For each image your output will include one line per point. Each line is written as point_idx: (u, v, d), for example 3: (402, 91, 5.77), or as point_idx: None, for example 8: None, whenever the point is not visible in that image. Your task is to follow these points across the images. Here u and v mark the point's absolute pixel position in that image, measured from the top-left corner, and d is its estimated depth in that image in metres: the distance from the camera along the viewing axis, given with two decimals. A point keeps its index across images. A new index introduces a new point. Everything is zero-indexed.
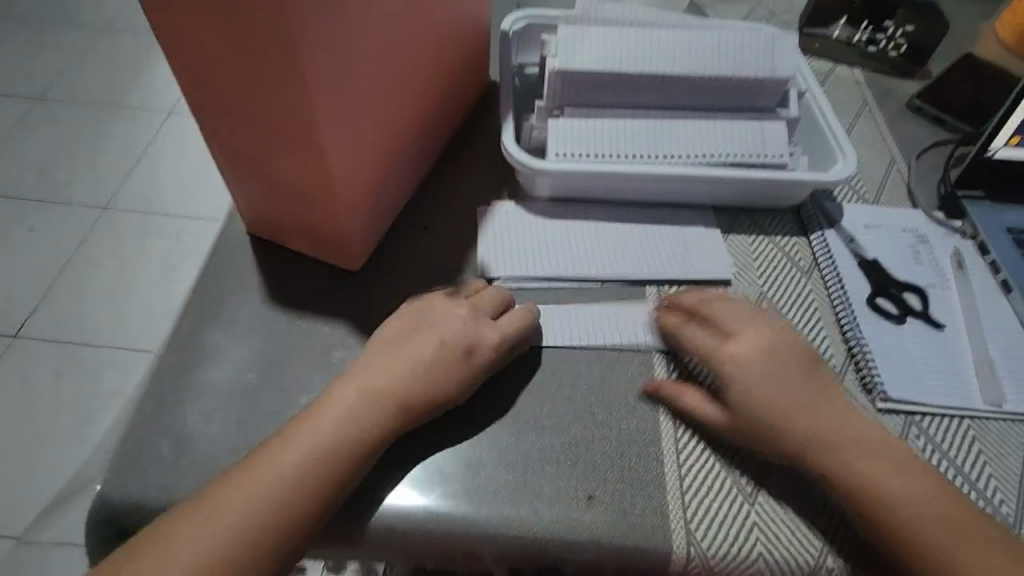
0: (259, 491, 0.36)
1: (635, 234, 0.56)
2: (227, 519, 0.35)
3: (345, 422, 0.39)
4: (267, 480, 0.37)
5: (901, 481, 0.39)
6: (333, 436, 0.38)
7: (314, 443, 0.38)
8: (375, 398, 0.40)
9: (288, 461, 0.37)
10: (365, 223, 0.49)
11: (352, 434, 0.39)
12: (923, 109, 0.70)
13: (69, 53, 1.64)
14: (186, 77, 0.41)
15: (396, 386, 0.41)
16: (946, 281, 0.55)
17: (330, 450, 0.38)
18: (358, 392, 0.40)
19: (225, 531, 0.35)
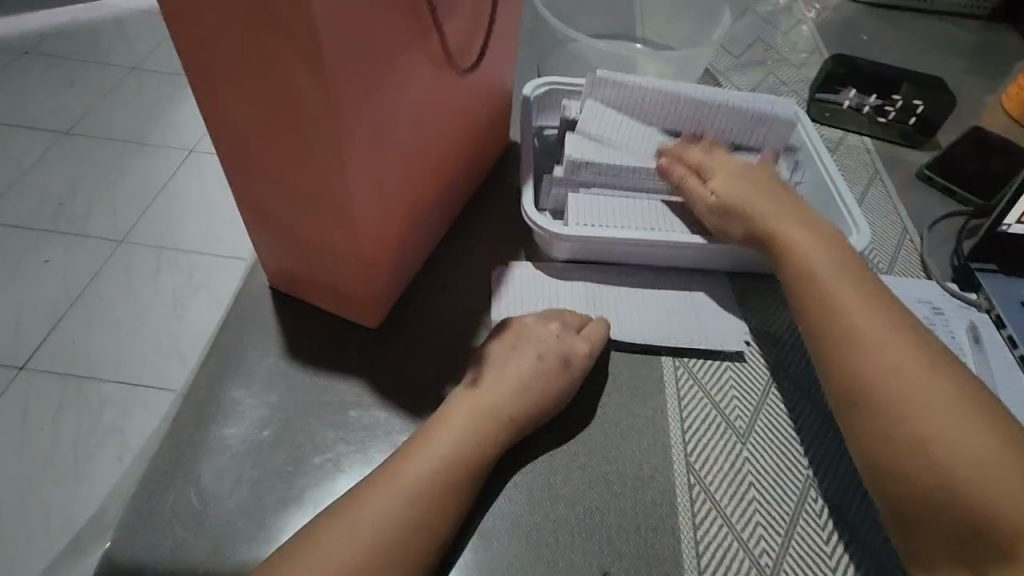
0: (399, 496, 0.38)
1: (652, 298, 0.56)
2: (379, 521, 0.37)
3: (464, 433, 0.41)
4: (402, 489, 0.38)
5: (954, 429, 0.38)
6: (466, 448, 0.41)
7: (448, 446, 0.40)
8: (497, 413, 0.43)
9: (427, 465, 0.39)
10: (385, 284, 0.50)
11: (476, 442, 0.41)
12: (934, 179, 0.72)
13: (97, 91, 1.70)
14: (225, 145, 0.43)
15: (511, 398, 0.44)
16: (962, 355, 0.55)
17: (461, 457, 0.40)
18: (479, 406, 0.43)
19: (373, 524, 0.36)
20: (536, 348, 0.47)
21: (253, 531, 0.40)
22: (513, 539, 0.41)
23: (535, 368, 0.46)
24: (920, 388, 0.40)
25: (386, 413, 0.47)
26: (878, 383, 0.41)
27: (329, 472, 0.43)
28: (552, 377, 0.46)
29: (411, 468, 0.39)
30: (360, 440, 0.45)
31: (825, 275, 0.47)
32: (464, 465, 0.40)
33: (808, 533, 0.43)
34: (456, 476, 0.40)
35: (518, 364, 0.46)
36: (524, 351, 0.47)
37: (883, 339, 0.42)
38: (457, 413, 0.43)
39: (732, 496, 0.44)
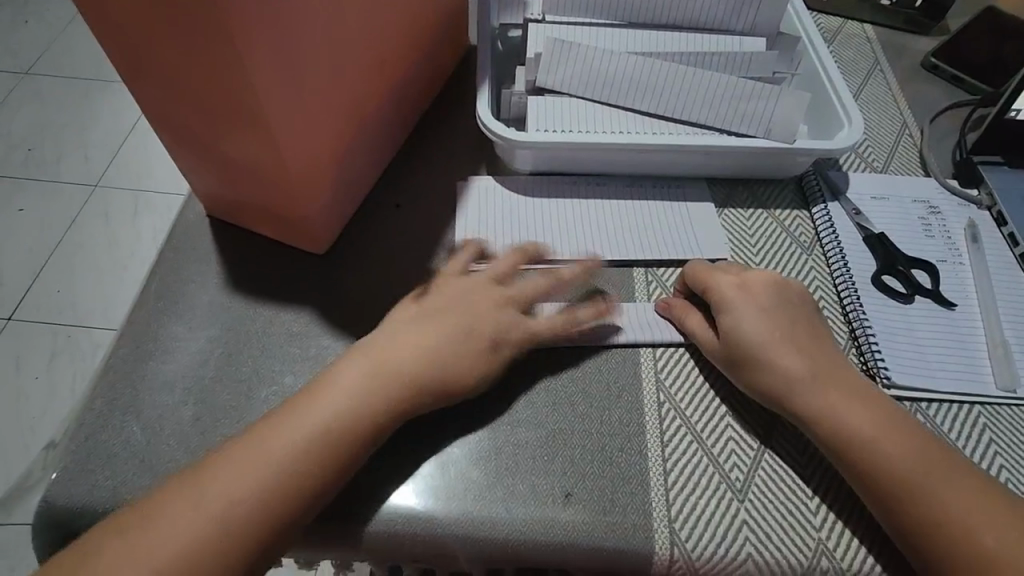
0: (267, 461, 0.34)
1: (623, 210, 0.52)
2: (249, 478, 0.34)
3: (347, 402, 0.37)
4: (277, 459, 0.35)
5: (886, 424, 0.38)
6: (352, 410, 0.36)
7: (330, 413, 0.36)
8: (393, 377, 0.38)
9: (314, 422, 0.36)
10: (329, 203, 0.46)
11: (361, 412, 0.36)
12: (939, 68, 0.65)
13: (52, 26, 1.59)
14: (117, 51, 0.37)
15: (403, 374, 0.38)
16: (958, 255, 0.51)
17: (339, 429, 0.36)
18: (370, 368, 0.38)
19: (241, 499, 0.34)
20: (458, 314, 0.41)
21: None
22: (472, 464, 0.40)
23: (446, 348, 0.40)
24: (890, 435, 0.37)
25: (335, 342, 0.44)
26: (874, 463, 0.37)
27: (277, 406, 0.41)
28: (477, 354, 0.40)
29: (275, 436, 0.35)
30: (309, 371, 0.43)
31: (751, 307, 0.41)
32: (343, 425, 0.36)
33: (783, 443, 0.41)
34: (336, 448, 0.36)
35: (413, 331, 0.40)
36: (445, 317, 0.41)
37: (856, 411, 0.38)
38: (347, 374, 0.38)
39: (702, 413, 0.42)
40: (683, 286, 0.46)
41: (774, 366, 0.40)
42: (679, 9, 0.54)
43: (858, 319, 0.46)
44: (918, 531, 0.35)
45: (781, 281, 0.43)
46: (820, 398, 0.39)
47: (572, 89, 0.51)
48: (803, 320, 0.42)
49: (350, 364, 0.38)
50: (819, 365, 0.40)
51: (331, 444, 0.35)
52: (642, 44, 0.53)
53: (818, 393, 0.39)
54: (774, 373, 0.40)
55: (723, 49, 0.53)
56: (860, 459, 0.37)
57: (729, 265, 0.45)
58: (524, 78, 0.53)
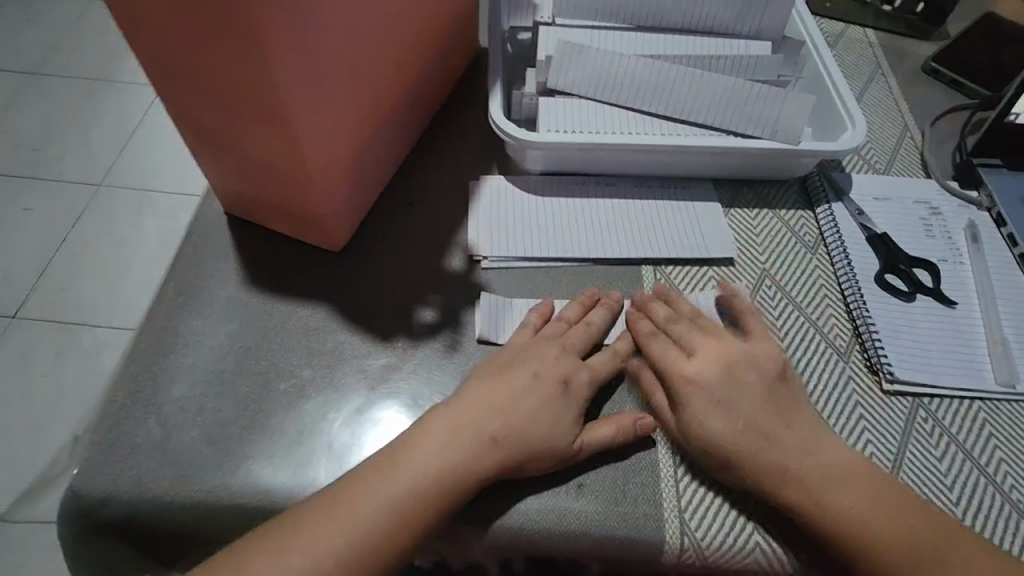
0: (363, 524, 0.34)
1: (632, 210, 0.53)
2: (339, 538, 0.34)
3: (428, 465, 0.36)
4: (358, 517, 0.35)
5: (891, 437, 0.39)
6: (431, 472, 0.36)
7: (416, 476, 0.36)
8: (478, 438, 0.37)
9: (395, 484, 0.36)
10: (345, 202, 0.47)
11: (445, 471, 0.36)
12: (939, 72, 0.67)
13: (57, 27, 1.60)
14: (145, 53, 0.39)
15: (478, 432, 0.37)
16: (959, 255, 0.52)
17: (427, 493, 0.35)
18: (449, 428, 0.38)
19: (334, 556, 0.34)
20: (530, 374, 0.40)
21: (219, 459, 0.39)
22: None
23: (537, 405, 0.39)
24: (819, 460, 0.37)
25: (351, 337, 0.45)
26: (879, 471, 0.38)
27: (295, 399, 0.42)
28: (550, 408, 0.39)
29: (371, 496, 0.35)
30: (326, 365, 0.44)
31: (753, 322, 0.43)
32: (433, 486, 0.36)
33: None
34: (429, 502, 0.35)
35: (486, 390, 0.39)
36: (509, 375, 0.40)
37: (785, 433, 0.38)
38: (427, 433, 0.38)
39: None
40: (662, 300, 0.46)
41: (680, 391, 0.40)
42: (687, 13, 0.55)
43: (861, 316, 0.47)
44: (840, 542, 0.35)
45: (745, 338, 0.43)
46: None
47: (581, 91, 0.52)
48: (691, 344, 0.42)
49: (434, 424, 0.38)
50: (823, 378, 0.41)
51: (421, 506, 0.35)
52: (650, 47, 0.54)
53: (718, 414, 0.39)
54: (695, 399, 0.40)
55: (729, 52, 0.54)
56: (787, 475, 0.37)
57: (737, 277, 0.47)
58: (534, 79, 0.54)
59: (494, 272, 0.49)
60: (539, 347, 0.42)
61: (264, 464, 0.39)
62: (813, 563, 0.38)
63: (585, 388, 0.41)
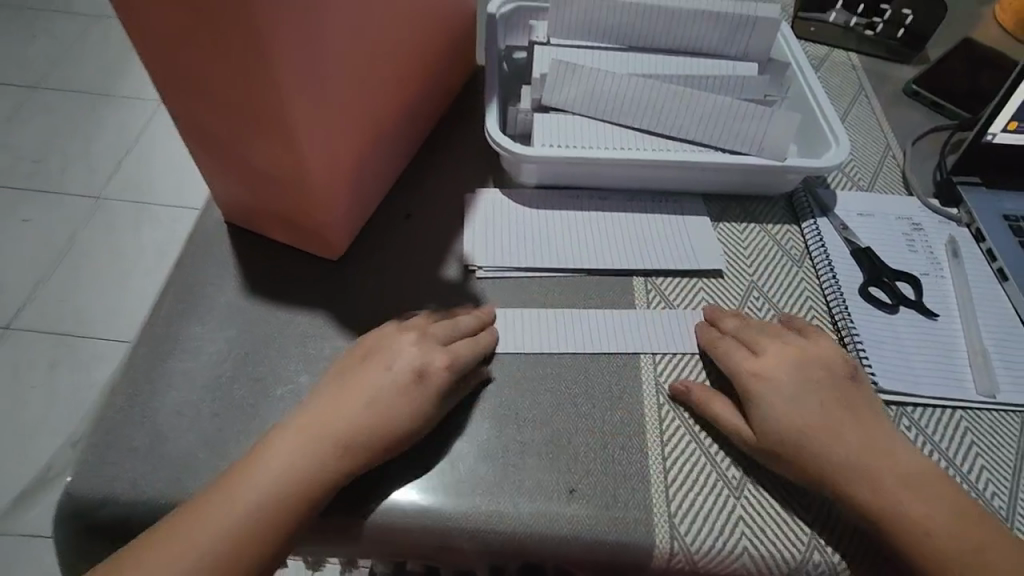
0: (243, 513, 0.35)
1: (624, 223, 0.54)
2: (205, 537, 0.34)
3: (288, 461, 0.36)
4: (219, 526, 0.35)
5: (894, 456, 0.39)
6: (297, 472, 0.36)
7: (275, 474, 0.36)
8: (332, 433, 0.37)
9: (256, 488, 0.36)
10: (344, 211, 0.48)
11: (302, 466, 0.36)
12: (920, 94, 0.69)
13: (57, 43, 1.61)
14: (153, 63, 0.40)
15: (330, 428, 0.38)
16: (940, 269, 0.54)
17: (293, 484, 0.36)
18: (314, 424, 0.38)
19: (201, 555, 0.34)
20: (405, 365, 0.40)
21: (215, 462, 0.40)
22: (480, 459, 0.41)
23: (340, 404, 0.39)
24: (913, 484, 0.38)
25: (348, 344, 0.46)
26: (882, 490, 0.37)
27: (292, 404, 0.43)
28: (403, 400, 0.39)
29: (247, 493, 0.35)
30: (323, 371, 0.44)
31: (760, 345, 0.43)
32: (297, 480, 0.36)
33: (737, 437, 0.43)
34: (304, 493, 0.36)
35: (355, 386, 0.39)
36: (366, 368, 0.40)
37: (880, 455, 0.39)
38: (286, 435, 0.37)
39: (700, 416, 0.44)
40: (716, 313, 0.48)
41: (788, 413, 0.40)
42: (677, 34, 0.57)
43: (846, 327, 0.49)
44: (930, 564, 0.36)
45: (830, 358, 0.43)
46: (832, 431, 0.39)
47: (575, 108, 0.54)
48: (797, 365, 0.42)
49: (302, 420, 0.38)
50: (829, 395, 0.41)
51: (290, 497, 0.36)
52: (641, 66, 0.56)
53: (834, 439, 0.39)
54: (795, 421, 0.39)
55: (718, 72, 0.56)
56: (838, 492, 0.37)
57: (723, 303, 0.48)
58: (529, 96, 0.56)
59: (489, 282, 0.50)
60: (394, 338, 0.42)
61: None
62: (800, 568, 0.38)
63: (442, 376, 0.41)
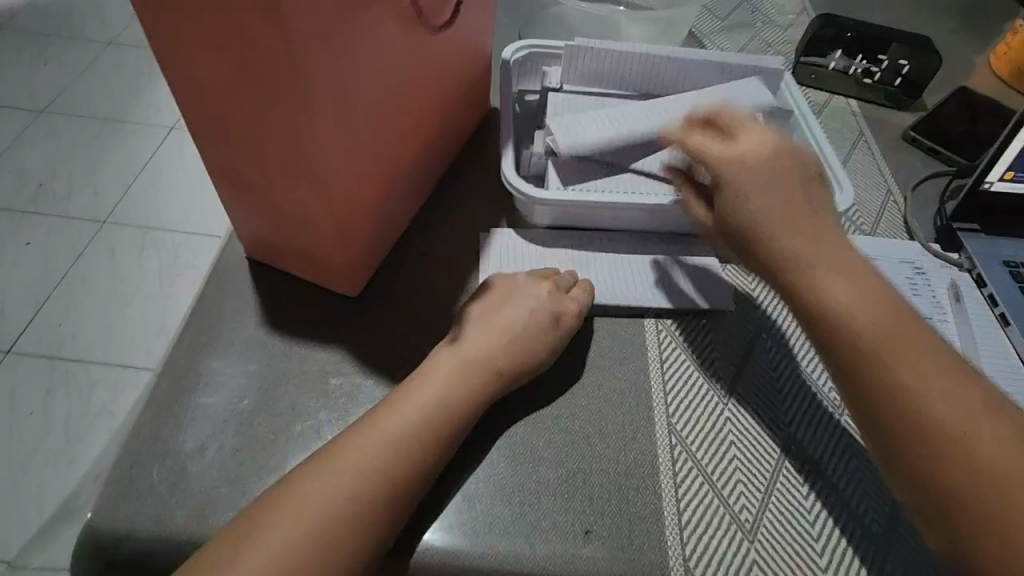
0: (378, 450, 0.37)
1: (635, 262, 0.56)
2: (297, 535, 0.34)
3: (452, 392, 0.41)
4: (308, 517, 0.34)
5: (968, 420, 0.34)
6: (451, 401, 0.41)
7: (438, 408, 0.40)
8: (487, 371, 0.43)
9: (340, 481, 0.36)
10: (364, 249, 0.50)
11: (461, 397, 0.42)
12: (918, 140, 0.71)
13: (69, 70, 1.65)
14: (191, 108, 0.42)
15: (482, 368, 0.43)
16: (943, 313, 0.55)
17: (392, 452, 0.37)
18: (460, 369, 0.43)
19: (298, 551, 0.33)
20: (529, 319, 0.47)
21: (234, 499, 0.40)
22: (498, 500, 0.42)
23: (510, 345, 0.45)
24: (936, 378, 0.36)
25: (366, 380, 0.47)
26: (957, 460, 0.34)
27: (310, 440, 0.43)
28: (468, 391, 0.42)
29: (335, 470, 0.36)
30: (340, 407, 0.45)
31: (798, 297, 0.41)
32: (450, 413, 0.41)
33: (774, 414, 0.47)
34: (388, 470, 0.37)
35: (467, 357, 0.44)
36: (497, 317, 0.47)
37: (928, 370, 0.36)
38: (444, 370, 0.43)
39: (712, 459, 0.44)
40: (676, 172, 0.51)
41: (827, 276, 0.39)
42: (686, 83, 0.60)
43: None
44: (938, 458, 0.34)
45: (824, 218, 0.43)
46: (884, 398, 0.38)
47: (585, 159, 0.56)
48: (812, 218, 0.42)
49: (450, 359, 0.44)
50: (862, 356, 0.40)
51: (392, 463, 0.37)
52: None
53: (858, 322, 0.38)
54: (778, 246, 0.41)
55: None
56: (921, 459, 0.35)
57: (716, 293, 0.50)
58: (543, 139, 0.57)
59: None
60: (523, 292, 0.49)
61: None
62: None
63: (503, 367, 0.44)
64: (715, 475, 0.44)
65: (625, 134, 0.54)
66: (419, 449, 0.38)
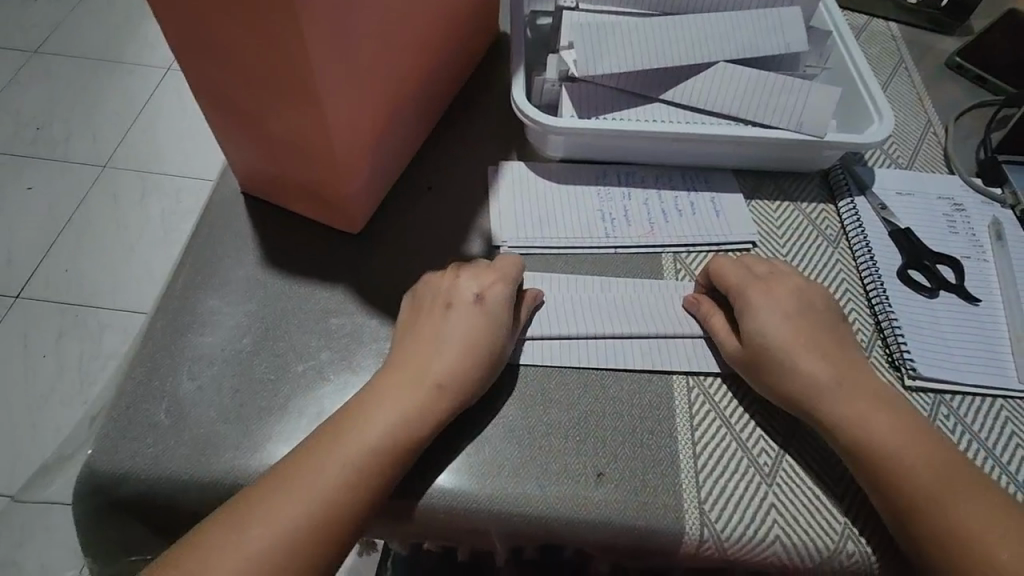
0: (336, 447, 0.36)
1: (653, 198, 0.52)
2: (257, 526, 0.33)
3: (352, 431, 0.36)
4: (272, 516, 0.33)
5: (913, 457, 0.37)
6: (403, 397, 0.38)
7: (349, 454, 0.35)
8: (437, 363, 0.39)
9: (312, 471, 0.35)
10: (366, 183, 0.46)
11: (390, 427, 0.37)
12: (964, 67, 0.66)
13: (64, 6, 1.58)
14: (169, 22, 0.38)
15: (405, 407, 0.37)
16: (982, 252, 0.51)
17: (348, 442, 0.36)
18: (384, 410, 0.37)
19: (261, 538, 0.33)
20: (452, 337, 0.40)
21: (236, 439, 0.39)
22: (506, 441, 0.40)
23: (449, 370, 0.39)
24: (916, 446, 0.37)
25: (370, 320, 0.45)
26: (901, 483, 0.36)
27: (313, 381, 0.42)
28: (416, 386, 0.38)
29: (297, 467, 0.35)
30: (344, 347, 0.43)
31: (779, 333, 0.41)
32: (378, 461, 0.36)
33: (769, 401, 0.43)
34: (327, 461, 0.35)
35: (430, 346, 0.40)
36: (428, 337, 0.40)
37: (905, 443, 0.38)
38: (368, 415, 0.37)
39: (733, 410, 0.42)
40: (705, 280, 0.47)
41: (821, 404, 0.39)
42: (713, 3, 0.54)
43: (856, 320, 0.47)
44: (936, 531, 0.35)
45: (805, 287, 0.44)
46: (862, 427, 0.38)
47: (605, 87, 0.51)
48: (816, 329, 0.42)
49: (379, 395, 0.38)
50: (847, 377, 0.40)
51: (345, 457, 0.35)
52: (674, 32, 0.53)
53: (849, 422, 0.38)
54: (761, 328, 0.42)
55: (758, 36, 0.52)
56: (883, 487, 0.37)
57: (752, 263, 0.46)
58: (557, 65, 0.52)
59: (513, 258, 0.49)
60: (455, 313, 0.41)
61: (282, 445, 0.39)
62: (832, 558, 0.37)
63: (459, 339, 0.40)
64: (730, 418, 0.42)
65: (646, 63, 0.50)
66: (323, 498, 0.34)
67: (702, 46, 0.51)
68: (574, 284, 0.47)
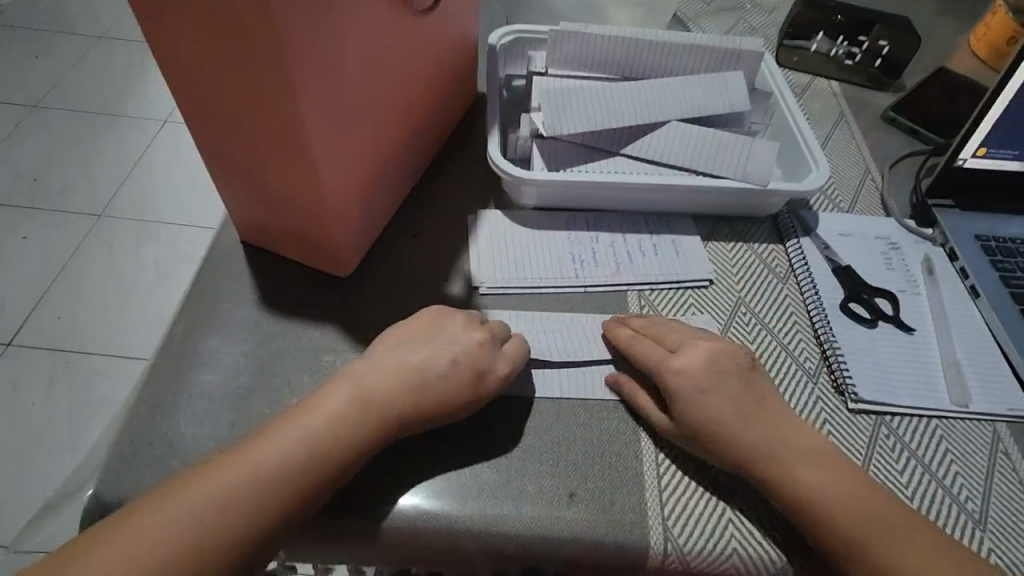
0: (267, 470, 0.37)
1: (619, 241, 0.58)
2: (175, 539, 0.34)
3: (284, 456, 0.38)
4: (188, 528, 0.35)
5: (834, 494, 0.40)
6: (326, 429, 0.39)
7: (269, 476, 0.37)
8: (371, 395, 0.41)
9: (236, 485, 0.36)
10: (355, 231, 0.51)
11: (309, 457, 0.38)
12: (898, 120, 0.73)
13: (63, 63, 1.65)
14: (184, 94, 0.43)
15: (390, 394, 0.41)
16: (916, 286, 0.57)
17: (283, 465, 0.37)
18: (347, 397, 0.40)
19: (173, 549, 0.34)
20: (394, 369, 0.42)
21: None
22: (485, 467, 0.44)
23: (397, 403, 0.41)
24: (843, 491, 0.40)
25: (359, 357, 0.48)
26: (833, 521, 0.39)
27: None
28: (349, 419, 0.40)
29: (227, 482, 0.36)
30: None
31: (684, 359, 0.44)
32: (351, 441, 0.39)
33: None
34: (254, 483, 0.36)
35: (374, 377, 0.41)
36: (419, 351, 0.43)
37: (830, 477, 0.40)
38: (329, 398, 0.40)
39: None
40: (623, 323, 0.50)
41: (738, 436, 0.41)
42: (669, 69, 0.60)
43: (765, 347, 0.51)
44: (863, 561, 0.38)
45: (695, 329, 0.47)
46: (797, 471, 0.41)
47: (572, 143, 0.57)
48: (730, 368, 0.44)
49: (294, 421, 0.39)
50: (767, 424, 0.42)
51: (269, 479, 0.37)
52: None
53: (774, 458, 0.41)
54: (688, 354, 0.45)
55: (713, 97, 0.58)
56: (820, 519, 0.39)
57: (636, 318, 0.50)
58: (529, 123, 0.58)
59: (491, 298, 0.53)
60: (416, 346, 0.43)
61: None
62: (784, 569, 0.41)
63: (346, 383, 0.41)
64: None
65: (609, 121, 0.56)
66: (235, 518, 0.36)
67: (657, 107, 0.57)
68: (549, 322, 0.52)
